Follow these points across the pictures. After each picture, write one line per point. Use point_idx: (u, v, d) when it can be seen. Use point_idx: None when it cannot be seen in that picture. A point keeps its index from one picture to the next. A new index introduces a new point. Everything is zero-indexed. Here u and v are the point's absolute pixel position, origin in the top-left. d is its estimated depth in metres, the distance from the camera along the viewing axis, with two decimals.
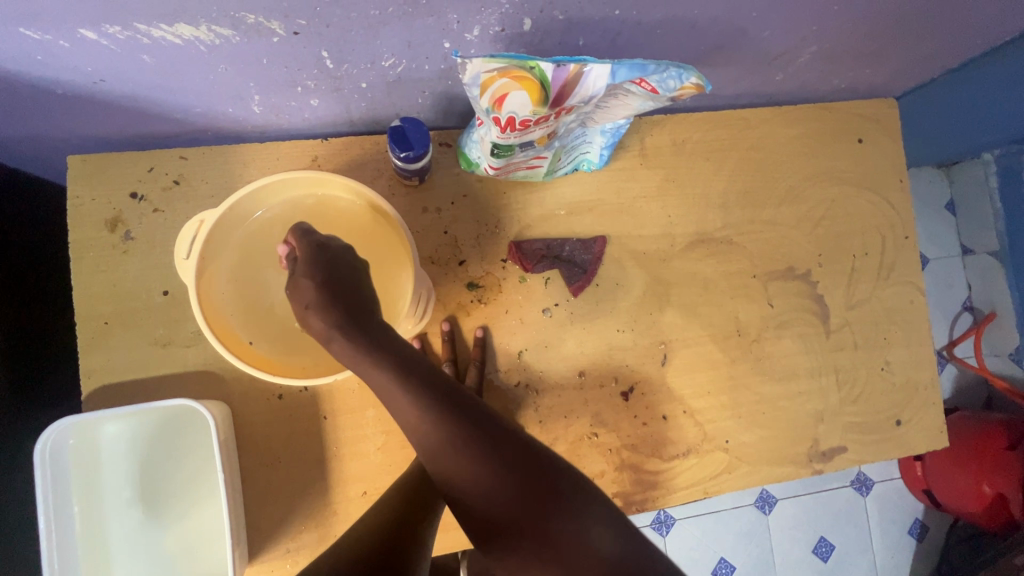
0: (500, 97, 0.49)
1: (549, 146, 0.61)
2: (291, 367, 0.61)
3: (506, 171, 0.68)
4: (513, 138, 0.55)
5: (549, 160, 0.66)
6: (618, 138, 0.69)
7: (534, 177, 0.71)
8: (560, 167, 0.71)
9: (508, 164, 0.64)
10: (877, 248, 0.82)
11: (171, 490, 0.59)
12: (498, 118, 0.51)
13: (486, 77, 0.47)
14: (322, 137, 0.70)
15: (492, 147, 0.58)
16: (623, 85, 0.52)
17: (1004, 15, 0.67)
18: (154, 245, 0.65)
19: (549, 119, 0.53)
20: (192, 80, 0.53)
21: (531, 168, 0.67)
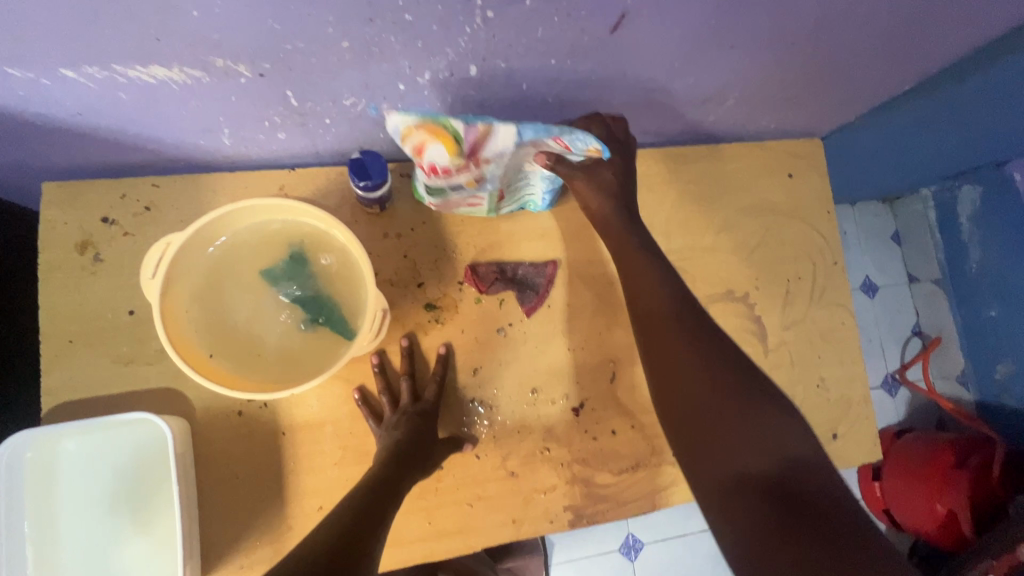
0: (420, 146, 0.53)
1: (482, 191, 0.66)
2: (249, 383, 0.64)
3: (450, 207, 0.73)
4: (440, 181, 0.60)
5: (488, 202, 0.72)
6: (560, 184, 0.74)
7: (480, 214, 0.76)
8: (504, 208, 0.76)
9: (447, 201, 0.69)
10: (810, 272, 0.89)
11: (126, 506, 0.61)
12: (422, 163, 0.57)
13: (405, 129, 0.51)
14: (290, 167, 0.75)
15: (428, 188, 0.63)
16: (538, 141, 0.58)
17: (901, 67, 0.76)
18: (122, 268, 0.68)
19: (469, 167, 0.58)
20: (165, 114, 0.57)
21: (474, 206, 0.73)
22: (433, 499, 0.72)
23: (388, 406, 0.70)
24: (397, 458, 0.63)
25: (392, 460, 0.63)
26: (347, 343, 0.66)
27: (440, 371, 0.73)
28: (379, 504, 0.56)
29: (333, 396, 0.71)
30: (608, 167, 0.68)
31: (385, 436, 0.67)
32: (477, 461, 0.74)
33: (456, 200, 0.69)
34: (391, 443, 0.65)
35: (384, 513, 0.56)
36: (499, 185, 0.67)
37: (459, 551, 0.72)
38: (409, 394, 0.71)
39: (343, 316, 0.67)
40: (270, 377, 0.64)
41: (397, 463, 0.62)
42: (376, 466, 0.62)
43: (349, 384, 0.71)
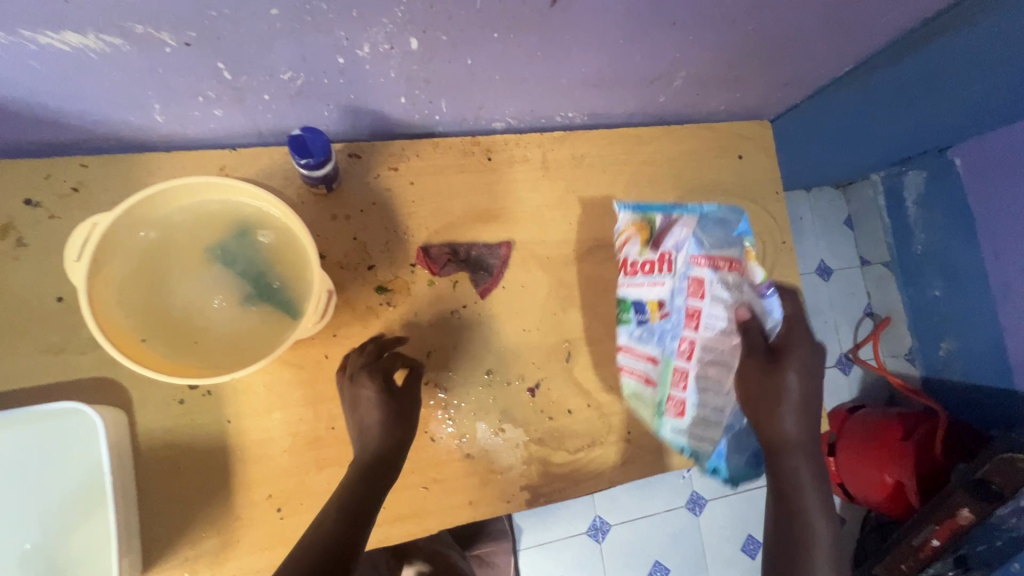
0: (626, 239, 0.81)
1: (659, 343, 0.78)
2: (188, 369, 0.61)
3: (629, 369, 0.80)
4: (627, 283, 0.81)
5: (659, 382, 0.78)
6: (725, 472, 0.77)
7: (647, 406, 0.80)
8: (681, 431, 0.78)
9: (631, 281, 0.80)
10: (760, 251, 0.92)
11: (56, 500, 0.58)
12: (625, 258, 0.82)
13: (625, 221, 0.82)
14: (232, 147, 0.72)
15: (618, 303, 0.81)
16: (692, 235, 0.78)
17: (839, 49, 0.79)
18: (48, 252, 0.64)
19: (659, 272, 0.79)
20: (86, 87, 0.54)
21: (643, 381, 0.80)
22: None
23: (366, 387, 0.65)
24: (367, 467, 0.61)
25: (363, 473, 0.61)
26: (292, 326, 0.64)
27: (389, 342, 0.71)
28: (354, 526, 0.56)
29: (281, 382, 0.69)
30: (803, 359, 0.70)
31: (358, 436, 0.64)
32: (433, 444, 0.73)
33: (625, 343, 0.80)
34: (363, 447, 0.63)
35: (358, 535, 0.56)
36: (680, 350, 0.77)
37: (416, 534, 0.72)
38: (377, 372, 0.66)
39: (289, 299, 0.65)
40: (211, 362, 0.62)
41: (367, 477, 0.61)
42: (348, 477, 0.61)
43: (298, 369, 0.70)
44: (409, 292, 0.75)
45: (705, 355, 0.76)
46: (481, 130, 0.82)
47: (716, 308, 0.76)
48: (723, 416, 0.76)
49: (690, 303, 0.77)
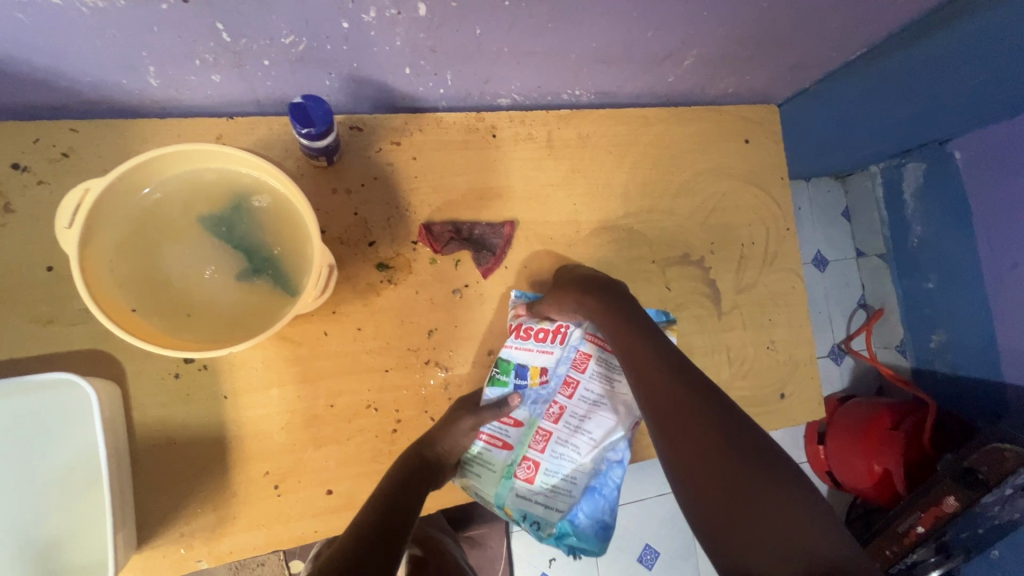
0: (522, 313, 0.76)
1: (533, 407, 0.75)
2: (184, 342, 0.60)
3: (492, 435, 0.74)
4: (515, 349, 0.75)
5: (519, 444, 0.74)
6: (574, 533, 0.73)
7: (495, 471, 0.74)
8: (527, 497, 0.72)
9: (520, 351, 0.75)
10: (763, 237, 0.91)
11: (46, 474, 0.56)
12: (514, 327, 0.76)
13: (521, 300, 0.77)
14: (229, 116, 0.70)
15: (496, 361, 0.74)
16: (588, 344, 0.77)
17: (854, 31, 0.77)
18: (37, 219, 0.62)
19: (548, 345, 0.76)
20: (77, 46, 0.52)
21: (500, 443, 0.74)
22: (387, 462, 0.70)
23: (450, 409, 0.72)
24: (410, 465, 0.65)
25: (406, 468, 0.65)
26: (290, 301, 0.63)
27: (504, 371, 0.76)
28: (403, 509, 0.60)
29: (279, 359, 0.68)
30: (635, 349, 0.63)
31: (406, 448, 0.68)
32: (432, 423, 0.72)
33: (510, 398, 0.73)
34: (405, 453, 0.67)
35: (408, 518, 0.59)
36: (549, 415, 0.74)
37: None
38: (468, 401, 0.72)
39: (287, 274, 0.63)
40: (207, 335, 0.60)
41: (409, 475, 0.64)
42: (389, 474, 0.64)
43: (296, 345, 0.68)
44: (410, 271, 0.74)
45: (572, 419, 0.74)
46: (486, 106, 0.81)
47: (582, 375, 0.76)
48: (573, 482, 0.73)
49: (569, 373, 0.76)
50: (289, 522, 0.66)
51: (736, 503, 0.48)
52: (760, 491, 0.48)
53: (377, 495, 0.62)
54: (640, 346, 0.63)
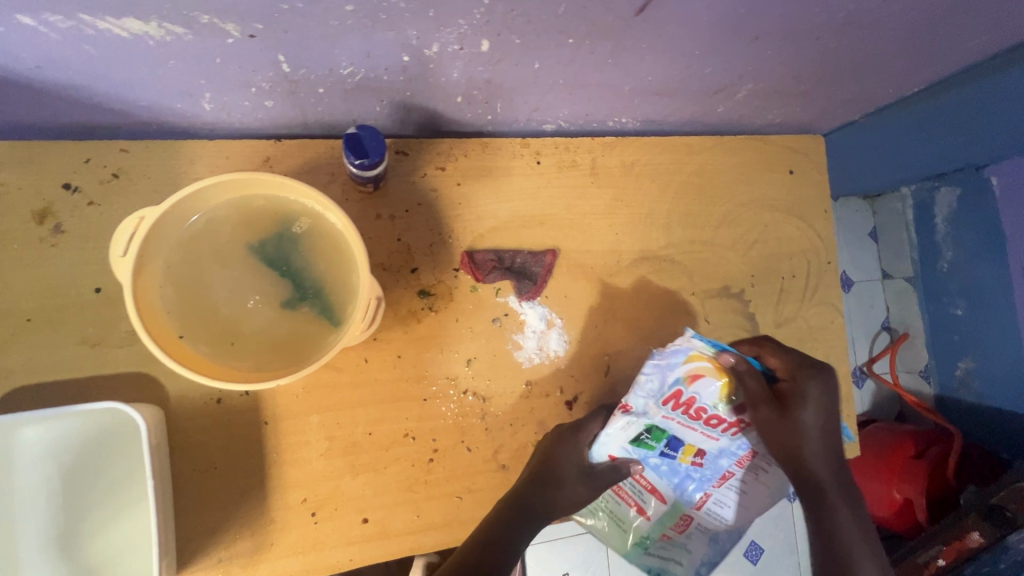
0: (693, 375, 0.59)
1: (682, 483, 0.69)
2: (231, 371, 0.59)
3: (627, 495, 0.73)
4: (673, 419, 0.62)
5: (658, 521, 0.73)
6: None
7: (626, 527, 0.75)
8: (649, 551, 0.75)
9: (681, 426, 0.63)
10: (804, 271, 0.89)
11: (92, 499, 0.56)
12: (681, 392, 0.60)
13: (693, 357, 0.59)
14: (276, 138, 0.69)
15: (647, 430, 0.64)
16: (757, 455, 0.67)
17: (914, 70, 0.75)
18: (86, 241, 0.62)
19: (716, 434, 0.63)
20: (138, 74, 0.51)
21: (637, 506, 0.73)
22: (423, 492, 0.69)
23: (566, 444, 0.68)
24: (514, 513, 0.63)
25: (510, 509, 0.64)
26: (335, 331, 0.62)
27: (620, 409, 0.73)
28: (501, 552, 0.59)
29: (319, 386, 0.67)
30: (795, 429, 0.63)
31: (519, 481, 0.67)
32: (469, 453, 0.72)
33: (636, 464, 0.68)
34: (520, 494, 0.65)
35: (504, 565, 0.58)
36: (696, 500, 0.70)
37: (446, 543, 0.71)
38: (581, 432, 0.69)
39: (332, 302, 0.63)
40: (253, 363, 0.60)
41: (513, 517, 0.63)
42: (491, 520, 0.63)
43: (337, 372, 0.68)
44: (453, 300, 0.73)
45: (715, 506, 0.70)
46: (531, 132, 0.79)
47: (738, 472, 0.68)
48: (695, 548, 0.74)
49: (729, 467, 0.67)
50: (326, 549, 0.66)
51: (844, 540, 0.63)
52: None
53: (478, 535, 0.61)
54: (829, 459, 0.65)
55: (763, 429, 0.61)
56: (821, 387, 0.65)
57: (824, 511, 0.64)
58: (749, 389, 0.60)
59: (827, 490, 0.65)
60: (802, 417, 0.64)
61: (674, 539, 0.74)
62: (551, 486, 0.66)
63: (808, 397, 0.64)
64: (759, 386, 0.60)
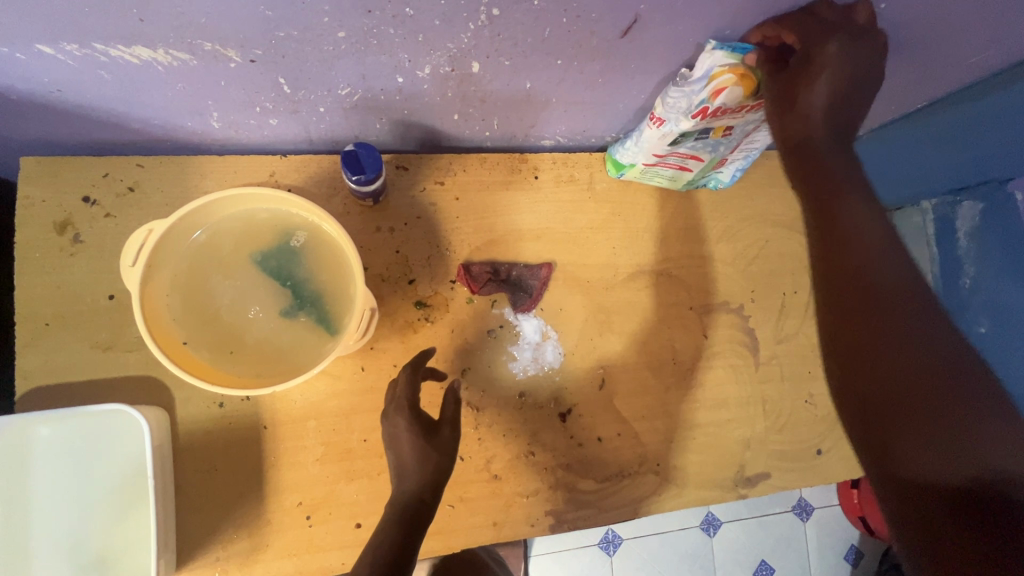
0: (718, 90, 0.59)
1: (715, 146, 0.71)
2: (232, 376, 0.62)
3: (669, 163, 0.75)
4: (700, 125, 0.64)
5: (700, 168, 0.76)
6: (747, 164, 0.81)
7: (677, 179, 0.80)
8: (699, 179, 0.81)
9: (710, 122, 0.64)
10: (806, 286, 0.88)
11: (96, 495, 0.59)
12: (707, 107, 0.61)
13: (719, 70, 0.57)
14: (283, 153, 0.72)
15: (681, 133, 0.65)
16: None
17: (916, 86, 0.74)
18: (102, 250, 0.65)
19: (740, 113, 0.64)
20: (150, 96, 0.55)
21: (687, 162, 0.74)
22: None
23: (400, 425, 0.65)
24: (401, 508, 0.61)
25: (400, 513, 0.61)
26: (332, 339, 0.65)
27: (419, 362, 0.68)
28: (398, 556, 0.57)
29: (317, 393, 0.70)
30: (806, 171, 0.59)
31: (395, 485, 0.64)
32: (461, 462, 0.74)
33: (673, 157, 0.72)
34: (402, 492, 0.63)
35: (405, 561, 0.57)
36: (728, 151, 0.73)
37: (438, 551, 0.72)
38: (408, 407, 0.65)
39: (328, 311, 0.65)
40: (253, 369, 0.63)
41: (403, 516, 0.61)
42: (381, 528, 0.60)
43: (334, 379, 0.70)
44: (449, 311, 0.75)
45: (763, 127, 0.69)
46: (530, 147, 0.81)
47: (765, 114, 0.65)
48: (737, 157, 0.77)
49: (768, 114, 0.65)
50: (319, 552, 0.68)
51: (870, 278, 0.53)
52: (969, 399, 0.48)
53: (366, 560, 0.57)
54: (886, 255, 0.54)
55: (767, 103, 0.59)
56: (843, 52, 0.54)
57: (877, 262, 0.54)
58: (774, 130, 0.60)
59: (878, 296, 0.52)
60: (805, 109, 0.57)
61: (710, 175, 0.82)
62: (430, 456, 0.63)
63: (816, 69, 0.56)
64: (773, 73, 0.57)
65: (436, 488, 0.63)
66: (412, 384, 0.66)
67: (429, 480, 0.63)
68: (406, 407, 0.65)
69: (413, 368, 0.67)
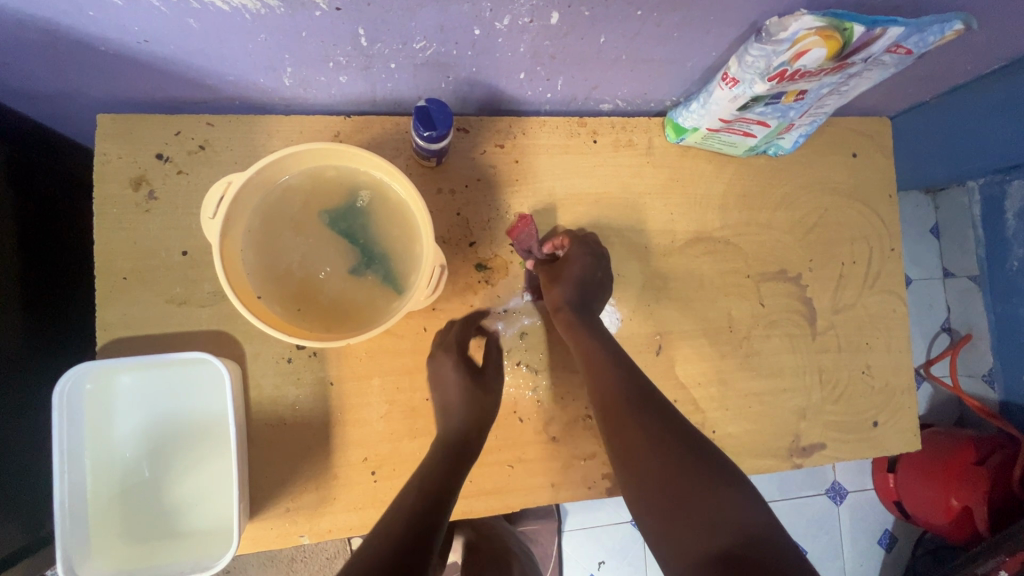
0: (801, 52, 0.56)
1: (785, 111, 0.69)
2: (303, 330, 0.63)
3: (732, 129, 0.74)
4: (774, 89, 0.63)
5: (764, 134, 0.75)
6: (813, 129, 0.79)
7: (738, 146, 0.78)
8: (760, 146, 0.79)
9: (781, 87, 0.63)
10: (865, 256, 0.87)
11: (178, 442, 0.61)
12: (785, 69, 0.59)
13: (804, 33, 0.55)
14: (345, 114, 0.73)
15: (751, 96, 0.65)
16: (880, 54, 0.60)
17: (994, 48, 0.72)
18: (176, 207, 0.67)
19: (819, 76, 0.61)
20: (231, 47, 0.55)
21: (752, 128, 0.73)
22: (475, 458, 0.73)
23: (446, 365, 0.69)
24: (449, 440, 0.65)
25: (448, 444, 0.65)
26: (399, 296, 0.66)
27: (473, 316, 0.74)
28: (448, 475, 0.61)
29: (381, 351, 0.70)
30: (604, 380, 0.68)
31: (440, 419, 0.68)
32: (521, 424, 0.74)
33: (742, 121, 0.71)
34: (448, 427, 0.67)
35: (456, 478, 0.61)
36: (796, 117, 0.72)
37: (496, 510, 0.73)
38: (456, 349, 0.70)
39: (395, 270, 0.66)
40: (325, 325, 0.64)
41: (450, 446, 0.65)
42: (430, 456, 0.64)
43: (398, 339, 0.71)
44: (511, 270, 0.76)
45: (836, 90, 0.67)
46: (588, 111, 0.80)
47: (842, 75, 0.63)
48: (800, 124, 0.76)
49: (841, 78, 0.63)
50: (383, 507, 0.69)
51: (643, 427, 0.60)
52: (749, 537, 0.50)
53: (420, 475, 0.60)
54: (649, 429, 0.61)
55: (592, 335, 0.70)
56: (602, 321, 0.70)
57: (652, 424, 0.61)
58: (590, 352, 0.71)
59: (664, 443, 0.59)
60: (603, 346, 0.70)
61: (771, 143, 0.80)
62: (472, 398, 0.68)
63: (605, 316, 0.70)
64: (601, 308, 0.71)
65: (480, 431, 0.68)
66: (464, 329, 0.72)
67: (475, 424, 0.68)
68: (455, 350, 0.70)
69: (467, 318, 0.73)
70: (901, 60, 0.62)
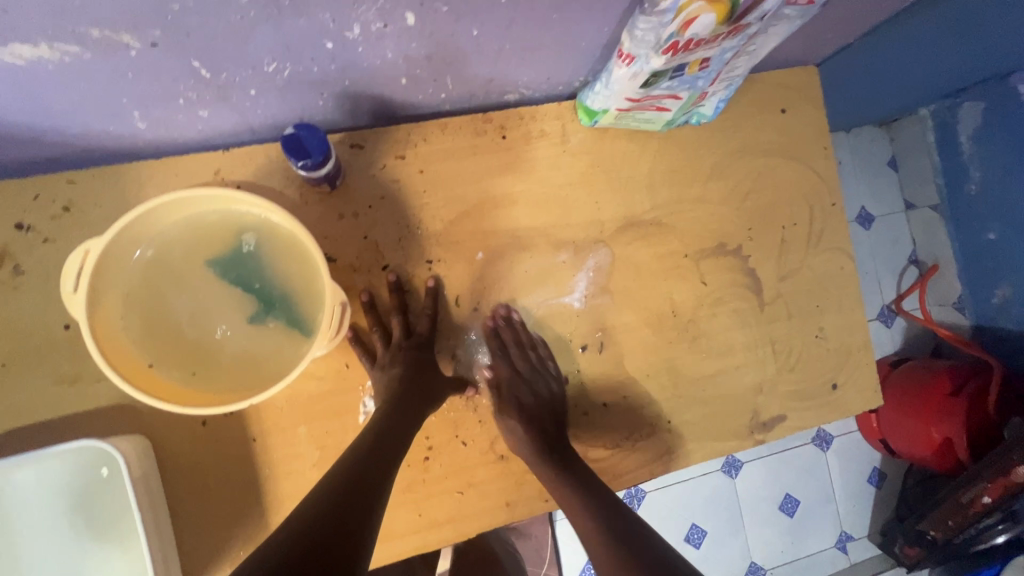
0: (688, 20, 0.51)
1: (693, 81, 0.64)
2: (204, 396, 0.58)
3: (644, 106, 0.69)
4: (673, 62, 0.58)
5: (679, 107, 0.70)
6: (733, 91, 0.74)
7: (656, 122, 0.73)
8: (680, 118, 0.74)
9: (681, 59, 0.58)
10: (806, 217, 0.83)
11: (88, 533, 0.57)
12: (677, 41, 0.53)
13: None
14: (225, 147, 0.66)
15: (652, 72, 0.59)
16: (777, 8, 0.55)
17: None
18: (47, 278, 0.61)
19: (716, 43, 0.56)
20: (55, 102, 0.49)
21: (664, 103, 0.68)
22: (422, 491, 0.70)
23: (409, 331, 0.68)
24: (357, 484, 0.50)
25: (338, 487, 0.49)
26: (307, 340, 0.61)
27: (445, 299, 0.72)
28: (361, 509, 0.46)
29: (303, 397, 0.66)
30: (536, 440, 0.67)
31: (340, 459, 0.54)
32: (465, 447, 0.71)
33: (651, 96, 0.66)
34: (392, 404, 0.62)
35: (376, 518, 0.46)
36: (708, 84, 0.67)
37: (453, 539, 0.70)
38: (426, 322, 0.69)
39: (298, 312, 0.61)
40: (225, 386, 0.59)
41: (349, 491, 0.49)
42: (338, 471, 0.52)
43: (319, 381, 0.67)
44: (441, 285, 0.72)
45: (744, 49, 0.62)
46: (493, 105, 0.75)
47: (743, 38, 0.57)
48: (715, 89, 0.71)
49: (744, 39, 0.58)
50: None
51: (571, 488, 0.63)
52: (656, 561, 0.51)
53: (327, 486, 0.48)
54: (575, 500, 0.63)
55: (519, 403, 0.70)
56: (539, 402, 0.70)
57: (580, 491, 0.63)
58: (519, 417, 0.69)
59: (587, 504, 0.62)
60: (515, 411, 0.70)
61: (689, 113, 0.75)
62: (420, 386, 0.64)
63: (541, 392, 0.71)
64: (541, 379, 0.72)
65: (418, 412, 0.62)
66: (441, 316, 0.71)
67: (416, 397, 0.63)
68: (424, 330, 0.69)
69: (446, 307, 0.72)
70: (803, 11, 0.57)
